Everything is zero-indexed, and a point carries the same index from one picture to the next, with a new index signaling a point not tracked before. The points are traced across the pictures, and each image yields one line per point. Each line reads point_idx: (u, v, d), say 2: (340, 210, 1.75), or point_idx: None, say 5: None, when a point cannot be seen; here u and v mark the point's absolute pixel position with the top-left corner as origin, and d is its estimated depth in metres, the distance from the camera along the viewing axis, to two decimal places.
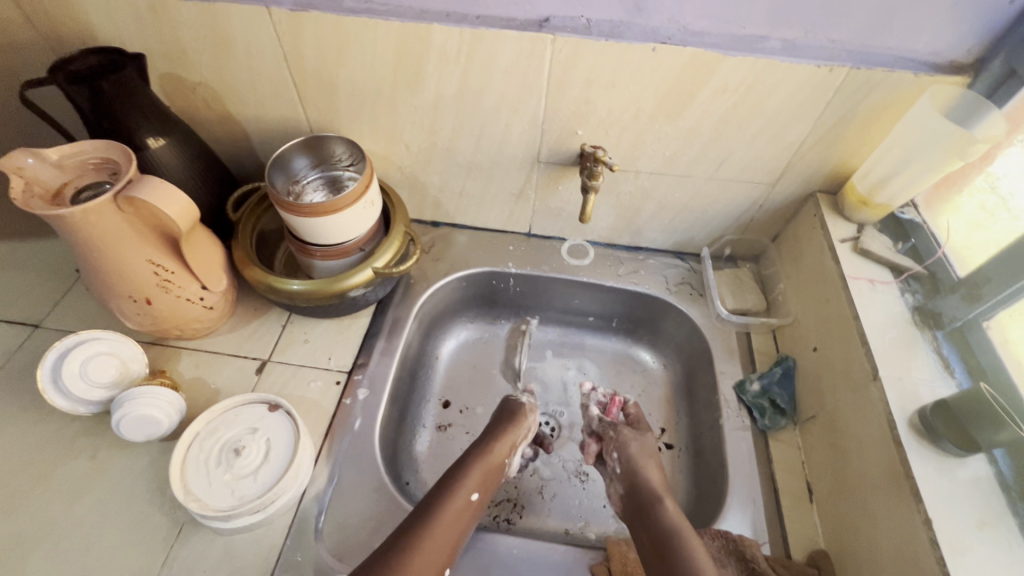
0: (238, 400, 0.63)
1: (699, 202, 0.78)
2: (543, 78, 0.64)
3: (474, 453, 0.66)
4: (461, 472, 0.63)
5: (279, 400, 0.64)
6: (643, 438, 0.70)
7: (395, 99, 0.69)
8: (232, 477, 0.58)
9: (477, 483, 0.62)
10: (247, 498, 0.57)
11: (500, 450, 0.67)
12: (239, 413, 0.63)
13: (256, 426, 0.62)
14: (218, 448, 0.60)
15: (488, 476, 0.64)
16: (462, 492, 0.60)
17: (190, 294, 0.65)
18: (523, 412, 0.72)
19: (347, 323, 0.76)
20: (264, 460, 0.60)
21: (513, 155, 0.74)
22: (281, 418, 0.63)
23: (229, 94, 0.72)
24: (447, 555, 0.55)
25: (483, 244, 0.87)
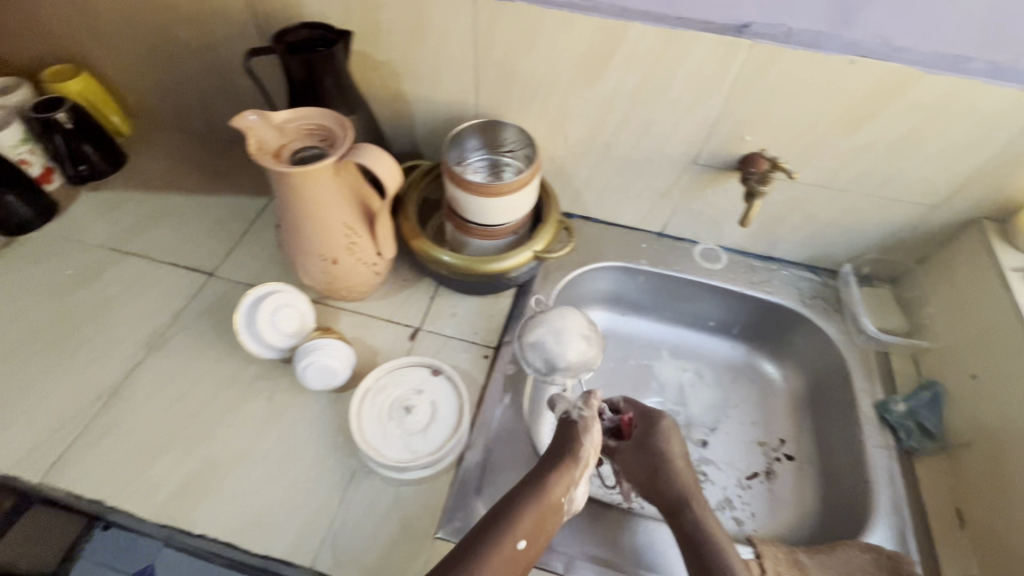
0: (405, 362, 0.69)
1: (850, 218, 0.77)
2: (727, 82, 0.65)
3: (530, 488, 0.52)
4: (504, 521, 0.49)
5: (441, 366, 0.69)
6: (642, 457, 0.66)
7: (571, 91, 0.72)
8: (405, 433, 0.64)
9: (529, 529, 0.50)
10: (419, 453, 0.62)
11: (549, 500, 0.52)
12: (405, 374, 0.68)
13: (423, 388, 0.67)
14: (391, 405, 0.65)
15: (541, 522, 0.51)
16: (513, 537, 0.49)
17: (368, 258, 0.69)
18: (579, 442, 0.57)
19: (491, 301, 0.80)
20: (430, 419, 0.65)
21: (671, 155, 0.76)
22: (442, 383, 0.68)
23: (408, 75, 0.77)
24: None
25: (616, 240, 0.89)
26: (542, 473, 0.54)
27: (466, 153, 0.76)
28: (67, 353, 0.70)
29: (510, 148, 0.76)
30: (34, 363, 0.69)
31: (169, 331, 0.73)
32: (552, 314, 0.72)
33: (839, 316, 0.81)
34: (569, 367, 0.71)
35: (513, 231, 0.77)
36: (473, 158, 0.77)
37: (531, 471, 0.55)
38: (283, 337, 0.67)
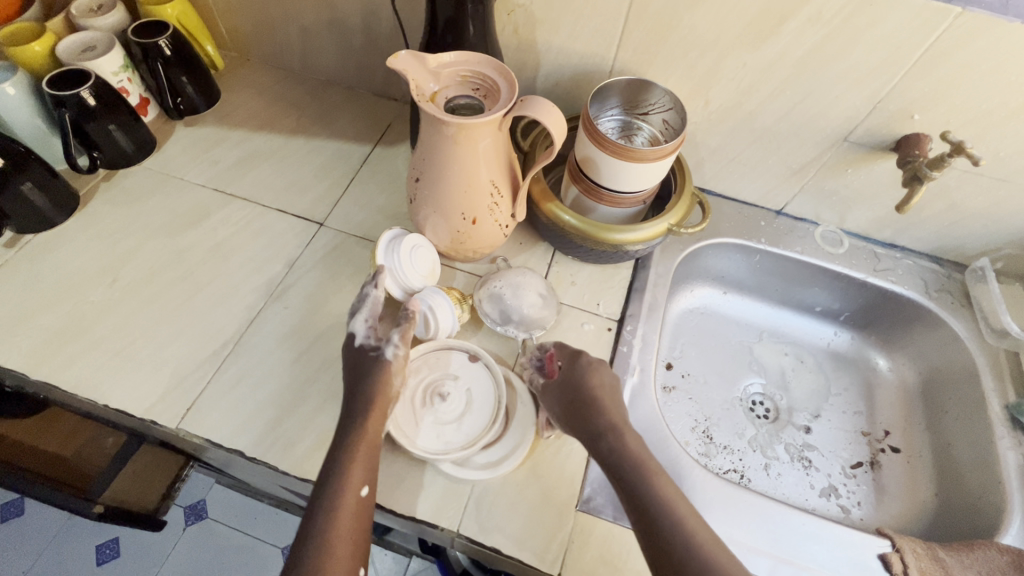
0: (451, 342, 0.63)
1: (1000, 210, 0.73)
2: (914, 54, 0.60)
3: (348, 429, 0.54)
4: (321, 510, 0.49)
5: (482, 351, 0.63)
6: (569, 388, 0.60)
7: (731, 51, 0.66)
8: (439, 422, 0.59)
9: (365, 473, 0.52)
10: (452, 445, 0.57)
11: (356, 476, 0.51)
12: (440, 357, 0.63)
13: (458, 375, 0.61)
14: (425, 389, 0.60)
15: (372, 462, 0.53)
16: (349, 495, 0.50)
17: (503, 220, 0.66)
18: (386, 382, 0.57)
19: (611, 272, 0.77)
20: (467, 409, 0.60)
21: (819, 131, 0.71)
22: (479, 368, 0.62)
23: (547, 22, 0.71)
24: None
25: (733, 215, 0.85)
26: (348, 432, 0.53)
27: (602, 109, 0.71)
28: (184, 298, 0.68)
29: (650, 109, 0.71)
30: (152, 306, 0.67)
31: (285, 281, 0.70)
32: (511, 270, 0.71)
33: (967, 311, 0.78)
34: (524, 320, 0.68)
35: (641, 200, 0.73)
36: (608, 116, 0.72)
37: (350, 407, 0.55)
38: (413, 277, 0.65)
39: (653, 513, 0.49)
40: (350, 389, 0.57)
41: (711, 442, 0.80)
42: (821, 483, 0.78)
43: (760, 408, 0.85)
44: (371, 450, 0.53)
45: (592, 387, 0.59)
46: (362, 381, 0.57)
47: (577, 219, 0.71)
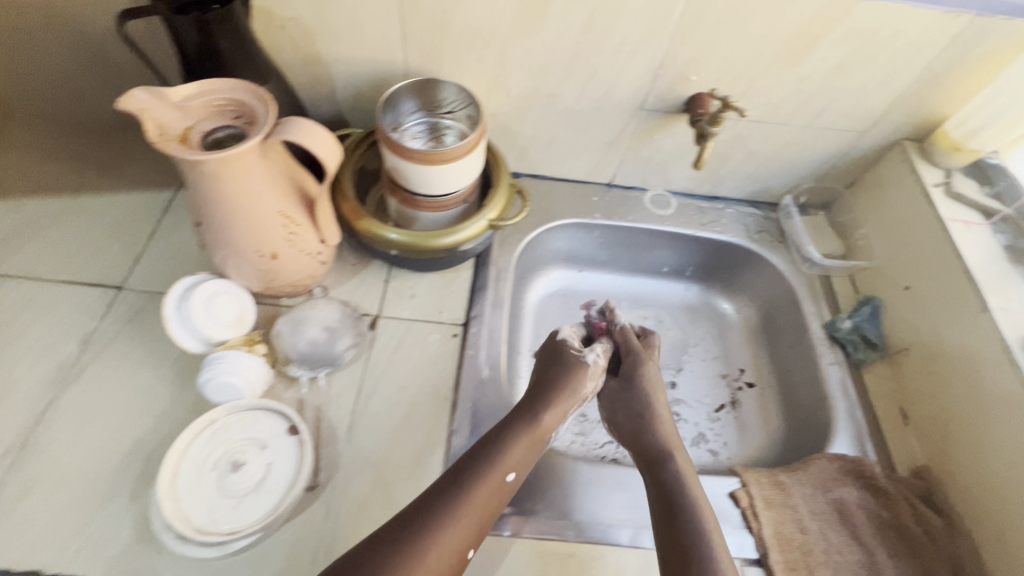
0: (261, 402, 0.58)
1: (789, 150, 0.80)
2: (671, 21, 0.63)
3: (520, 422, 0.59)
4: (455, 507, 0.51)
5: (302, 425, 0.57)
6: (637, 390, 0.69)
7: (511, 39, 0.66)
8: (220, 493, 0.53)
9: (517, 462, 0.56)
10: (219, 525, 0.51)
11: (511, 460, 0.56)
12: (257, 420, 0.57)
13: (266, 446, 0.56)
14: (221, 452, 0.54)
15: (534, 449, 0.59)
16: (495, 480, 0.54)
17: (312, 249, 0.62)
18: (579, 380, 0.66)
19: (450, 276, 0.75)
20: (257, 488, 0.54)
21: (617, 103, 0.74)
22: (292, 444, 0.56)
23: (324, 33, 0.67)
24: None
25: (567, 196, 0.87)
26: (519, 428, 0.59)
27: (399, 117, 0.69)
28: None
29: (448, 108, 0.70)
30: None
31: (81, 361, 0.62)
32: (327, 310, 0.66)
33: (784, 246, 0.85)
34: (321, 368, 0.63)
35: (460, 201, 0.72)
36: (408, 122, 0.71)
37: (522, 406, 0.62)
38: (211, 328, 0.59)
39: (674, 495, 0.58)
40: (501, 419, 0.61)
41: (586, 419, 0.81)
42: (691, 431, 0.82)
43: None
44: (524, 451, 0.58)
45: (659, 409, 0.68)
46: (560, 370, 0.66)
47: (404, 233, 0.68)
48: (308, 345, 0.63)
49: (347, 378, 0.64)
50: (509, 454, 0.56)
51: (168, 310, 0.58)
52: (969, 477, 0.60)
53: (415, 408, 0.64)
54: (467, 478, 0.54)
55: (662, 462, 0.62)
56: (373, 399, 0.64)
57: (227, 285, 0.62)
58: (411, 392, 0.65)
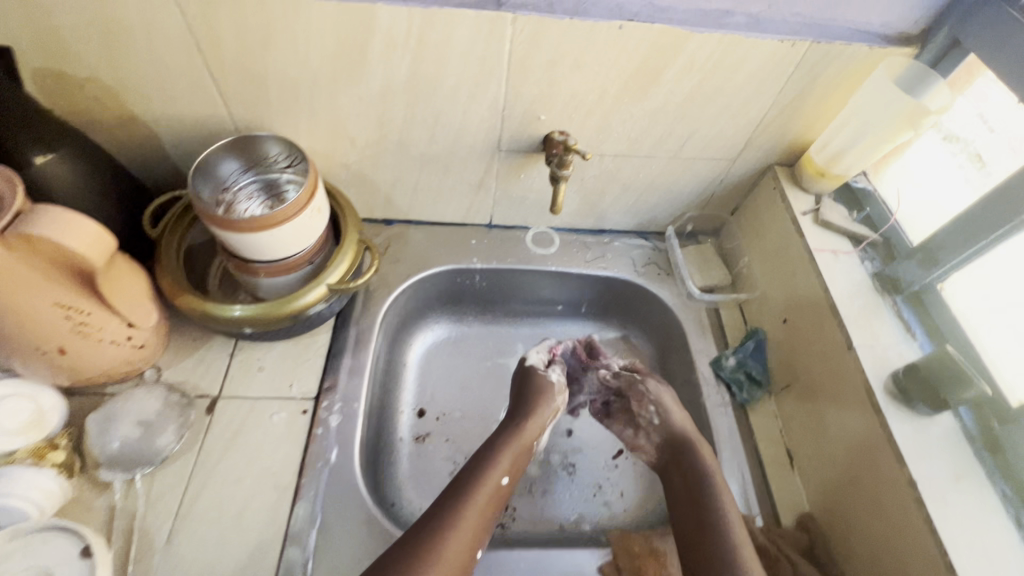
0: (51, 522, 0.50)
1: (663, 181, 0.76)
2: (502, 62, 0.59)
3: (507, 431, 0.65)
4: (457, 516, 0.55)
5: (97, 544, 0.50)
6: (659, 389, 0.69)
7: (338, 89, 0.61)
8: None
9: (509, 466, 0.62)
10: None
11: (502, 466, 0.61)
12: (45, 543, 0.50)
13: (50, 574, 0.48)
14: None
15: (520, 457, 0.64)
16: (493, 484, 0.60)
17: (115, 335, 0.55)
18: (546, 402, 0.68)
19: (306, 342, 0.69)
20: None
21: (471, 146, 0.69)
22: (84, 568, 0.49)
23: (131, 92, 0.61)
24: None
25: (443, 241, 0.82)
26: (502, 442, 0.64)
27: (224, 179, 0.63)
28: None
29: (279, 163, 0.65)
30: None
31: None
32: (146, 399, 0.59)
33: (671, 279, 0.81)
34: (133, 468, 0.56)
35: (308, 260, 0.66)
36: (238, 183, 0.65)
37: (505, 420, 0.67)
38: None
39: (709, 482, 0.61)
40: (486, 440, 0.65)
41: None
42: (587, 484, 0.77)
43: None
44: (508, 463, 0.62)
45: (677, 416, 0.67)
46: (529, 402, 0.68)
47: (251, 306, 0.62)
48: (119, 445, 0.56)
49: (173, 474, 0.57)
50: (496, 466, 0.61)
51: None
52: (847, 530, 0.57)
53: (251, 502, 0.57)
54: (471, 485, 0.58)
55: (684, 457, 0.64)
56: (201, 496, 0.57)
57: (21, 387, 0.55)
58: (247, 484, 0.58)
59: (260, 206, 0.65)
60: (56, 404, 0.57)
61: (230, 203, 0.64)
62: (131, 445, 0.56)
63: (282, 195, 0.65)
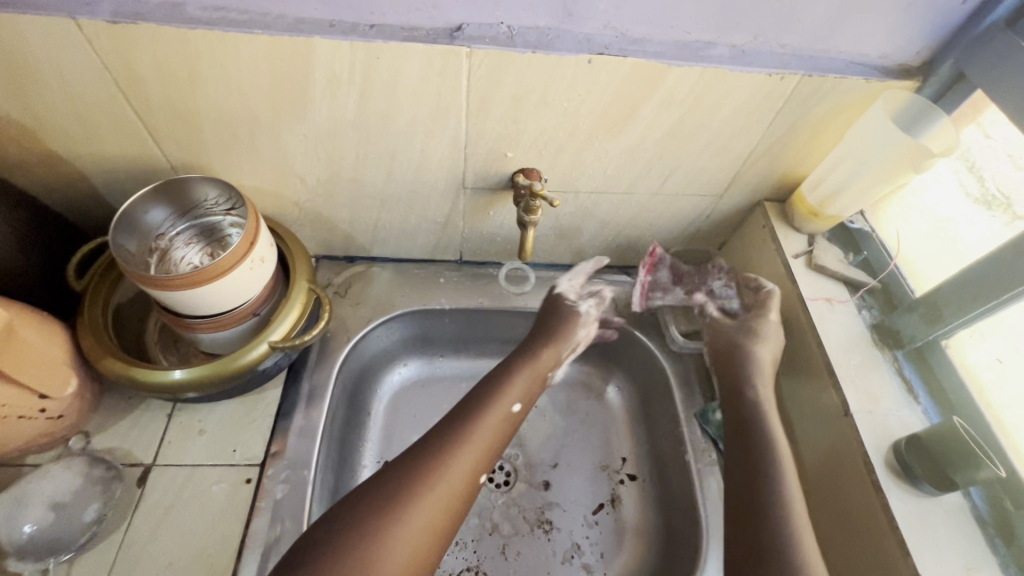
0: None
1: (646, 217, 0.71)
2: (461, 99, 0.53)
3: (522, 356, 0.66)
4: (461, 434, 0.56)
5: None
6: (740, 335, 0.63)
7: (280, 126, 0.55)
8: None
9: (522, 393, 0.63)
10: None
11: (517, 390, 0.62)
12: None
13: None
14: None
15: (532, 386, 0.64)
16: (505, 407, 0.60)
17: (23, 409, 0.49)
18: (573, 329, 0.69)
19: (254, 400, 0.63)
20: None
21: (434, 183, 0.63)
22: None
23: (48, 130, 0.55)
24: (428, 536, 0.50)
25: (410, 279, 0.76)
26: (523, 378, 0.63)
27: (156, 229, 0.58)
28: None
29: (216, 207, 0.59)
30: None
31: None
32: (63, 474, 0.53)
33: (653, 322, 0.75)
34: (43, 558, 0.50)
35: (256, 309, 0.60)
36: (172, 229, 0.59)
37: (524, 347, 0.68)
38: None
39: (754, 422, 0.57)
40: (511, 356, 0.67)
41: None
42: (565, 544, 0.71)
43: (499, 475, 0.75)
44: (523, 390, 0.63)
45: (742, 345, 0.63)
46: (552, 317, 0.70)
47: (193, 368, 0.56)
48: (31, 531, 0.50)
49: (95, 561, 0.51)
50: (513, 388, 0.62)
51: None
52: None
53: None
54: (484, 403, 0.60)
55: (745, 397, 0.60)
56: None
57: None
58: (178, 571, 0.52)
59: (199, 256, 0.60)
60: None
61: (166, 251, 0.59)
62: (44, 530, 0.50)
63: (225, 240, 0.61)
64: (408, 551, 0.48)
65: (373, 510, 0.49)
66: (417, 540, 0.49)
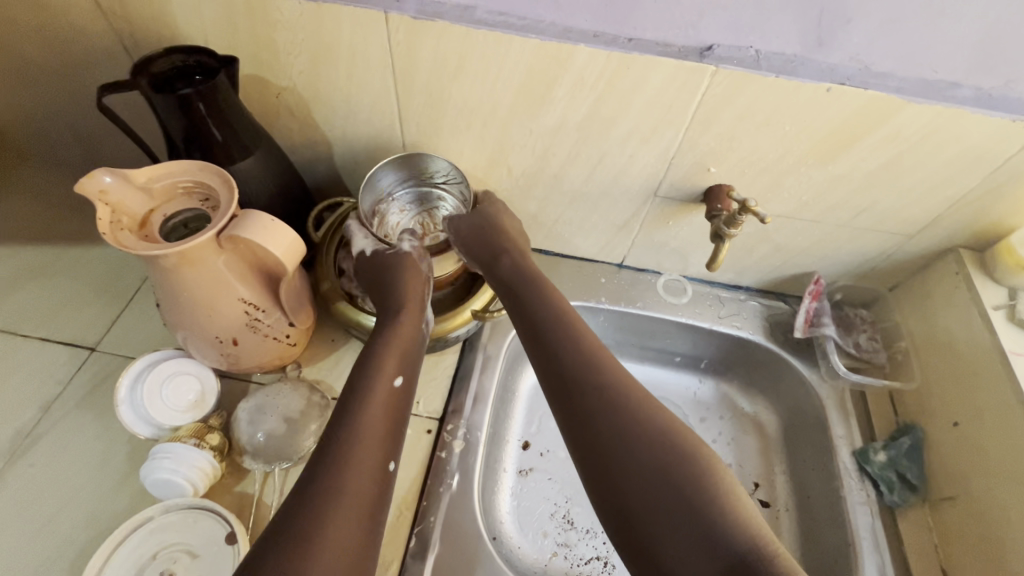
0: (203, 503, 0.53)
1: (823, 247, 0.71)
2: (688, 112, 0.56)
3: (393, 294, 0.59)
4: (385, 350, 0.54)
5: (242, 532, 0.52)
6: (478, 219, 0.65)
7: (512, 120, 0.62)
8: None
9: (398, 355, 0.55)
10: None
11: (411, 318, 0.58)
12: (198, 521, 0.53)
13: (200, 551, 0.51)
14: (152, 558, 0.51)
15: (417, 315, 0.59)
16: (405, 334, 0.57)
17: (277, 332, 0.58)
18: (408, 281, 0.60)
19: (434, 360, 0.70)
20: None
21: (627, 188, 0.67)
22: (228, 553, 0.51)
23: (319, 103, 0.64)
24: (388, 447, 0.49)
25: (573, 274, 0.80)
26: (413, 302, 0.59)
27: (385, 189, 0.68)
28: None
29: (435, 178, 0.69)
30: None
31: (37, 430, 0.60)
32: (288, 393, 0.62)
33: (809, 352, 0.74)
34: (271, 459, 0.58)
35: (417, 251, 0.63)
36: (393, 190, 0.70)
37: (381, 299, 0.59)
38: (162, 413, 0.56)
39: (598, 414, 0.49)
40: (379, 280, 0.62)
41: (573, 527, 0.73)
42: None
43: None
44: (421, 307, 0.60)
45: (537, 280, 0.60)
46: (389, 293, 0.59)
47: None
48: (265, 438, 0.58)
49: None
50: (406, 311, 0.58)
51: (121, 392, 0.57)
52: None
53: None
54: (393, 313, 0.58)
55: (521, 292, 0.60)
56: None
57: (191, 365, 0.59)
58: None
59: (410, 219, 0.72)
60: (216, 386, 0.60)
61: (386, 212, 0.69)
62: (273, 438, 0.59)
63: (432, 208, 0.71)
64: (382, 458, 0.48)
65: (346, 420, 0.48)
66: (381, 448, 0.48)
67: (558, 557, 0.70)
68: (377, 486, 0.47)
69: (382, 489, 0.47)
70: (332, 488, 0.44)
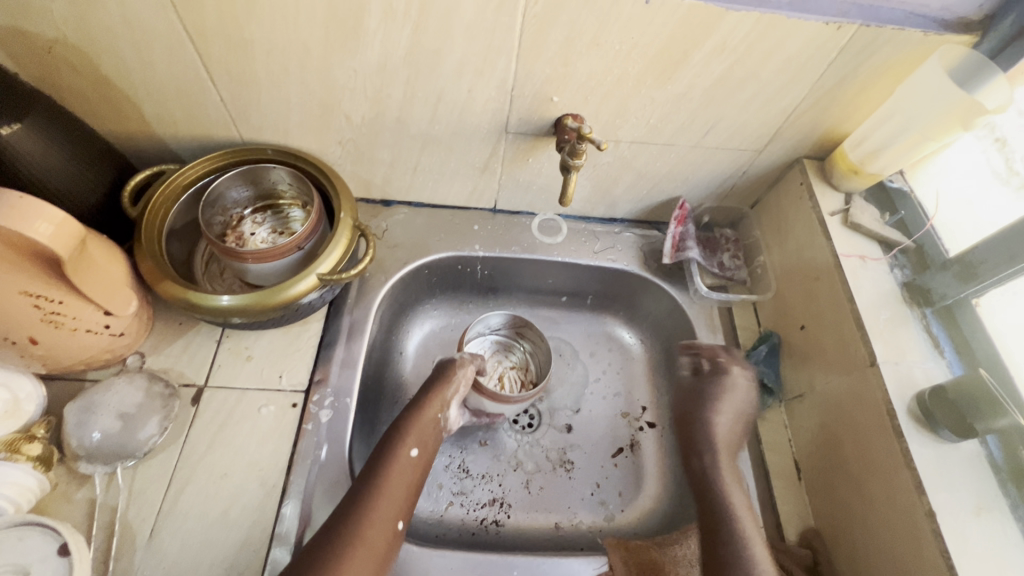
0: (31, 517, 0.48)
1: (680, 171, 0.71)
2: (514, 35, 0.53)
3: (434, 380, 0.63)
4: (407, 425, 0.58)
5: (75, 541, 0.48)
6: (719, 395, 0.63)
7: (331, 59, 0.56)
8: None
9: (418, 436, 0.58)
10: None
11: (435, 406, 0.61)
12: (25, 538, 0.48)
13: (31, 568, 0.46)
14: None
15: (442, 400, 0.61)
16: (430, 414, 0.60)
17: (90, 324, 0.52)
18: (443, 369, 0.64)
19: (296, 331, 0.66)
20: None
21: (476, 126, 0.64)
22: (64, 566, 0.47)
23: (105, 59, 0.55)
24: (401, 508, 0.53)
25: (444, 225, 0.77)
26: (435, 394, 0.61)
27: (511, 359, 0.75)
28: None
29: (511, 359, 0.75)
30: None
31: None
32: (118, 386, 0.57)
33: (680, 276, 0.76)
34: (110, 459, 0.54)
35: (463, 360, 0.65)
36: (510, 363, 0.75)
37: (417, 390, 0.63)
38: None
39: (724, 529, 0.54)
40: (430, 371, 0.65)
41: (468, 475, 0.73)
42: (586, 478, 0.73)
43: (523, 418, 0.77)
44: (443, 399, 0.62)
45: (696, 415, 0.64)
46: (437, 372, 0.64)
47: (239, 295, 0.57)
48: (99, 437, 0.54)
49: (157, 467, 0.55)
50: (433, 400, 0.61)
51: None
52: (856, 551, 0.54)
53: (236, 499, 0.55)
54: (418, 401, 0.61)
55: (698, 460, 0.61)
56: (186, 490, 0.55)
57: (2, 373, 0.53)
58: (232, 482, 0.56)
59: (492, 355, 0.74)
60: (34, 392, 0.54)
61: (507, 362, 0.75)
62: (112, 438, 0.54)
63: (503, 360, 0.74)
64: (391, 519, 0.52)
65: (369, 484, 0.53)
66: (392, 513, 0.52)
67: (454, 506, 0.70)
68: (385, 544, 0.50)
69: (389, 549, 0.51)
70: (352, 539, 0.48)
